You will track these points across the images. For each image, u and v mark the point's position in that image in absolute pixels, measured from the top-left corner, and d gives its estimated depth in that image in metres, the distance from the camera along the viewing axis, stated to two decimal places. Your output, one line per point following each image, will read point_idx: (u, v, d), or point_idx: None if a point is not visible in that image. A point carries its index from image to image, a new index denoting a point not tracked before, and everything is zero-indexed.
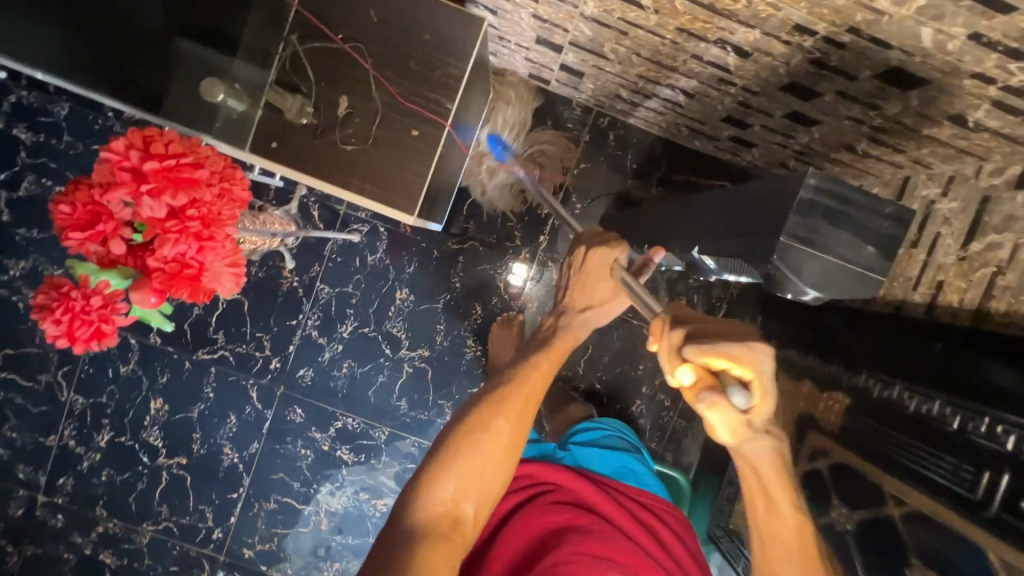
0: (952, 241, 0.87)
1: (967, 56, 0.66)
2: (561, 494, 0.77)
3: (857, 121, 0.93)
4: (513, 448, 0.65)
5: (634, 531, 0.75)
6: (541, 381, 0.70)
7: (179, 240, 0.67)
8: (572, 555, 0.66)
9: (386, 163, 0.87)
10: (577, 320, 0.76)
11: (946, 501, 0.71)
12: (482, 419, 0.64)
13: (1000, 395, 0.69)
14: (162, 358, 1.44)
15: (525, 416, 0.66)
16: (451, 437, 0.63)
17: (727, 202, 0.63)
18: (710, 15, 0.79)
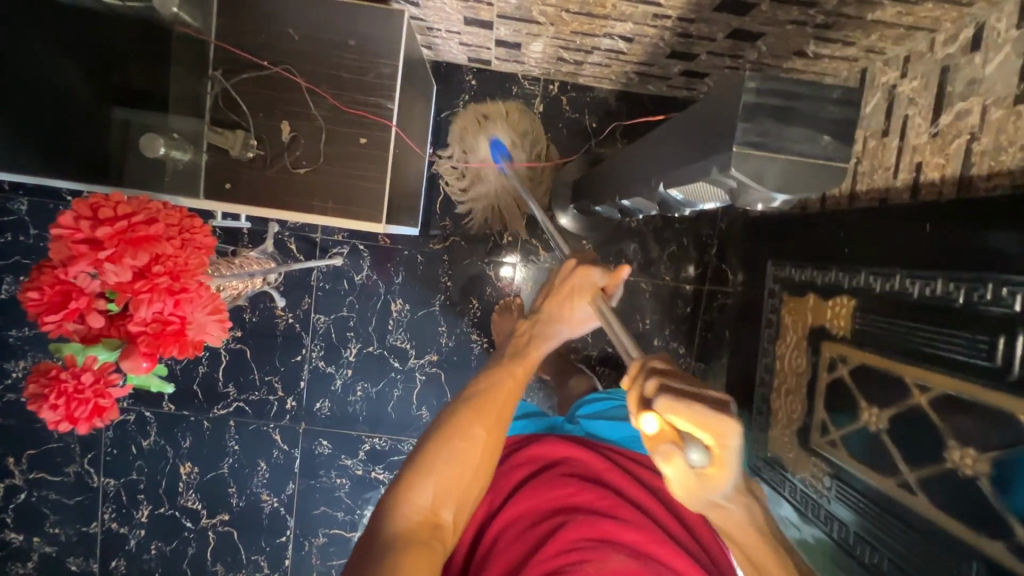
0: (922, 120, 0.88)
1: None
2: (566, 470, 0.72)
3: (800, 23, 0.91)
4: (490, 453, 0.64)
5: (644, 503, 0.70)
6: (514, 392, 0.67)
7: (153, 299, 0.67)
8: (579, 539, 0.60)
9: (343, 177, 0.86)
10: (544, 332, 0.70)
11: (968, 375, 0.70)
12: (461, 423, 0.63)
13: (1000, 258, 0.68)
14: (181, 423, 1.45)
15: (503, 425, 0.65)
16: (430, 444, 0.62)
17: (679, 127, 0.62)
18: None
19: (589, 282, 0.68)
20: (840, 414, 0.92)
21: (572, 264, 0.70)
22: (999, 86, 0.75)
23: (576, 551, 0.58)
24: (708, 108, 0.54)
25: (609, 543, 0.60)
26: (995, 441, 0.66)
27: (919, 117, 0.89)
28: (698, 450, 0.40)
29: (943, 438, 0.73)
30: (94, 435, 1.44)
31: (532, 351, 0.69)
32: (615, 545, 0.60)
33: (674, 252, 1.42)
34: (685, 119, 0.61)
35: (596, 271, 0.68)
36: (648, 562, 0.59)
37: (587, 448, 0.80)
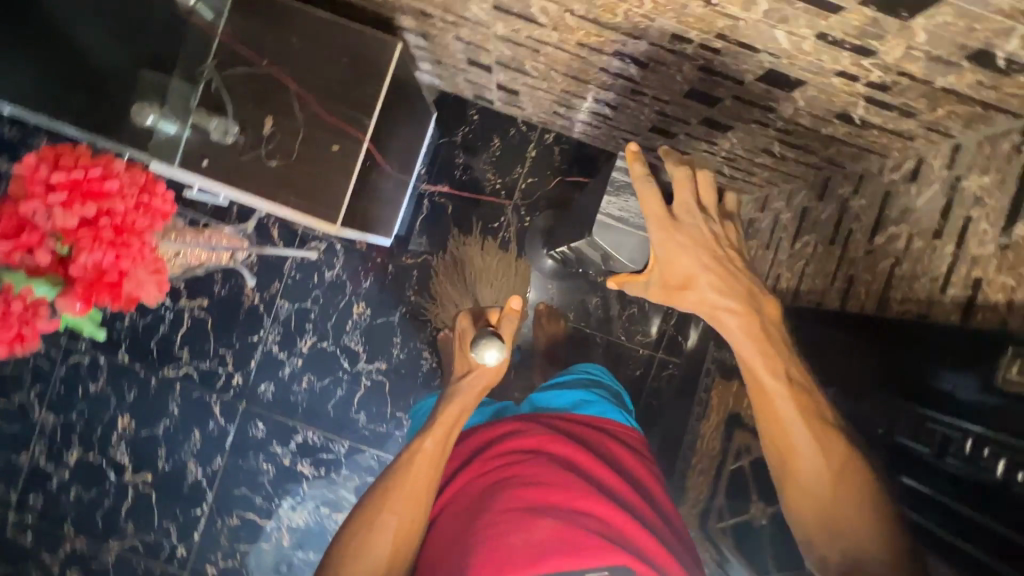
0: (862, 237, 0.92)
1: (824, 55, 0.70)
2: (501, 447, 0.79)
3: (762, 124, 0.97)
4: (404, 536, 0.74)
5: (586, 468, 0.75)
6: (427, 469, 0.78)
7: (94, 249, 0.73)
8: (504, 514, 0.68)
9: (311, 177, 0.93)
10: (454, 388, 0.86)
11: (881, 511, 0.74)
12: (372, 516, 0.74)
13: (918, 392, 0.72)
14: (130, 376, 1.49)
15: (415, 507, 0.76)
16: (349, 537, 0.74)
17: (604, 221, 0.99)
18: (600, 29, 0.84)
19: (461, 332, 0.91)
20: (734, 503, 0.93)
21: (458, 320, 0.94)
22: (924, 220, 0.79)
23: (501, 524, 0.66)
24: (620, 214, 0.99)
25: (538, 510, 0.67)
26: None
27: (859, 233, 0.93)
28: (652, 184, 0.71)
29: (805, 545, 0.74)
30: (47, 369, 1.49)
31: (437, 422, 0.81)
32: (537, 511, 0.67)
33: (633, 314, 1.46)
34: (605, 217, 0.98)
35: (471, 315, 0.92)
36: (573, 521, 0.66)
37: (527, 422, 0.85)
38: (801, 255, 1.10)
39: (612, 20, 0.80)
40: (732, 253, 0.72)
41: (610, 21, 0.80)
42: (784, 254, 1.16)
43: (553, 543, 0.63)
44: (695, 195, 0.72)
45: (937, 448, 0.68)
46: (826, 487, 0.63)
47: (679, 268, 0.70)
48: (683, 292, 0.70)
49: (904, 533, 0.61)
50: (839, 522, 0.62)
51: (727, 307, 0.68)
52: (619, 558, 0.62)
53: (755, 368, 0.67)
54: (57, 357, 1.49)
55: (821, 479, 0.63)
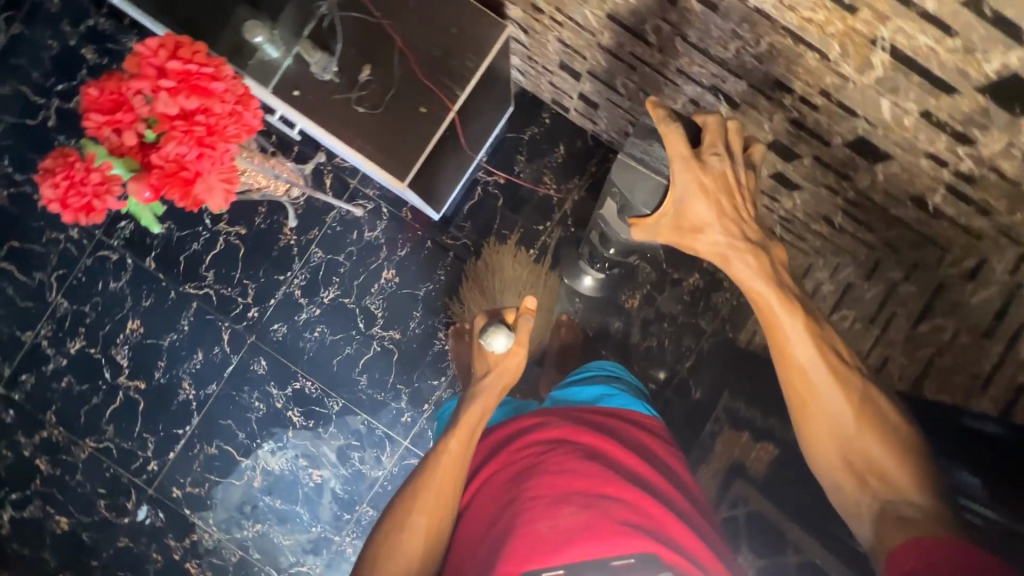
0: (904, 320, 0.98)
1: (921, 134, 0.72)
2: (529, 438, 0.83)
3: (831, 191, 0.98)
4: (433, 535, 0.76)
5: (608, 453, 0.79)
6: (452, 466, 0.80)
7: (183, 141, 0.75)
8: (531, 501, 0.72)
9: (393, 132, 0.95)
10: (477, 384, 0.92)
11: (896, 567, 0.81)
12: (402, 518, 0.76)
13: None
14: (151, 283, 1.51)
15: (443, 504, 0.78)
16: (379, 542, 0.75)
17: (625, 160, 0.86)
18: (704, 60, 0.86)
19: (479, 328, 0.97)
20: None
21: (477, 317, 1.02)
22: None
23: (530, 513, 0.71)
24: (640, 153, 0.86)
25: (564, 498, 0.71)
26: None
27: None
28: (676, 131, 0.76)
29: None
30: (75, 256, 1.51)
31: (462, 421, 0.85)
32: (564, 500, 0.71)
33: (651, 347, 1.46)
34: (626, 154, 0.86)
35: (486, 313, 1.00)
36: (599, 506, 0.70)
37: (553, 412, 0.88)
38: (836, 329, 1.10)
39: (721, 53, 0.82)
40: (747, 202, 0.77)
41: (719, 54, 0.83)
42: None
43: (579, 534, 0.68)
44: (724, 139, 0.76)
45: None
46: (845, 417, 0.69)
47: (692, 209, 0.76)
48: (695, 236, 0.78)
49: (923, 459, 0.67)
50: (861, 448, 0.68)
51: (738, 252, 0.75)
52: (646, 549, 0.67)
53: (773, 309, 0.73)
54: (86, 247, 1.51)
55: (839, 413, 0.69)
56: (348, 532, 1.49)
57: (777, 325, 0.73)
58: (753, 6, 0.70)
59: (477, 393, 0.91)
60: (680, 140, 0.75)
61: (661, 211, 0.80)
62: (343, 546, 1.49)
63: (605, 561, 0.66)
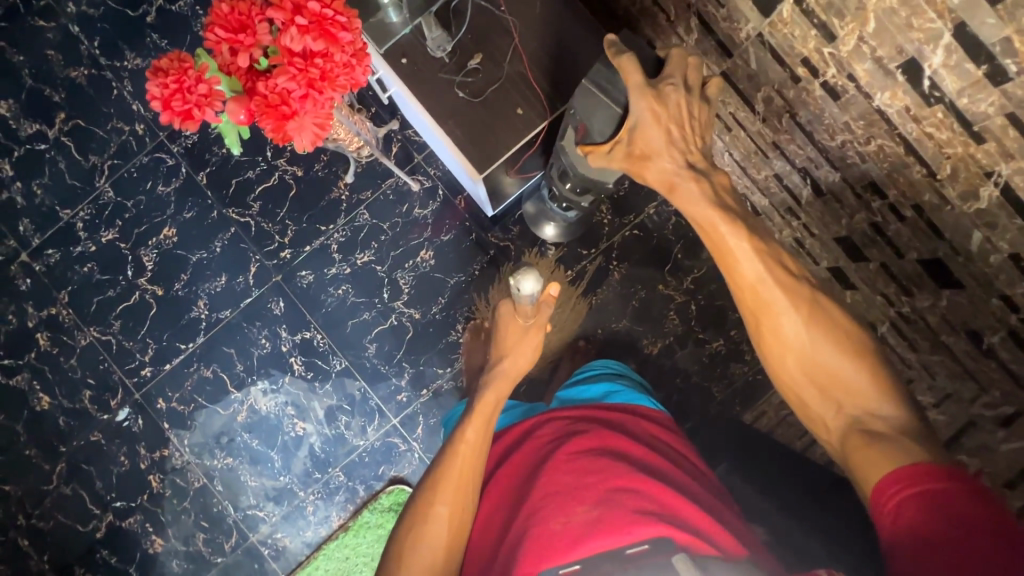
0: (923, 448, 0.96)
1: (1002, 274, 0.73)
2: (541, 438, 0.94)
3: (886, 300, 0.97)
4: (457, 518, 0.85)
5: (617, 448, 0.88)
6: (469, 448, 0.90)
7: (294, 78, 0.76)
8: (544, 499, 0.82)
9: (484, 123, 0.96)
10: (495, 372, 1.06)
11: None
12: (429, 504, 0.85)
13: None
14: (197, 197, 1.52)
15: (465, 488, 0.87)
16: (408, 528, 0.84)
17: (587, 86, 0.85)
18: (806, 142, 0.88)
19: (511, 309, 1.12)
20: None
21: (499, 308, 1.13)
22: None
23: (545, 509, 0.81)
24: (606, 83, 0.84)
25: (575, 495, 0.81)
26: None
27: None
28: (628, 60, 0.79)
29: None
30: (133, 151, 1.53)
31: (478, 409, 0.97)
32: (576, 497, 0.81)
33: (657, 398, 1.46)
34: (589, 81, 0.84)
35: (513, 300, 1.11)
36: (610, 499, 0.79)
37: (560, 416, 0.98)
38: None
39: (827, 142, 0.85)
40: (695, 131, 0.82)
41: (824, 142, 0.86)
42: None
43: (591, 529, 0.77)
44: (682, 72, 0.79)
45: None
46: (807, 335, 0.76)
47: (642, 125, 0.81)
48: (645, 164, 0.82)
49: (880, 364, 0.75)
50: (818, 360, 0.76)
51: (684, 179, 0.80)
52: (656, 533, 0.74)
53: (719, 225, 0.79)
54: (146, 145, 1.53)
55: (791, 337, 0.77)
56: (314, 491, 1.49)
57: (724, 246, 0.79)
58: (875, 107, 0.74)
59: (490, 382, 1.04)
60: (634, 68, 0.78)
61: (615, 140, 0.83)
62: (304, 503, 1.49)
63: (618, 551, 0.74)
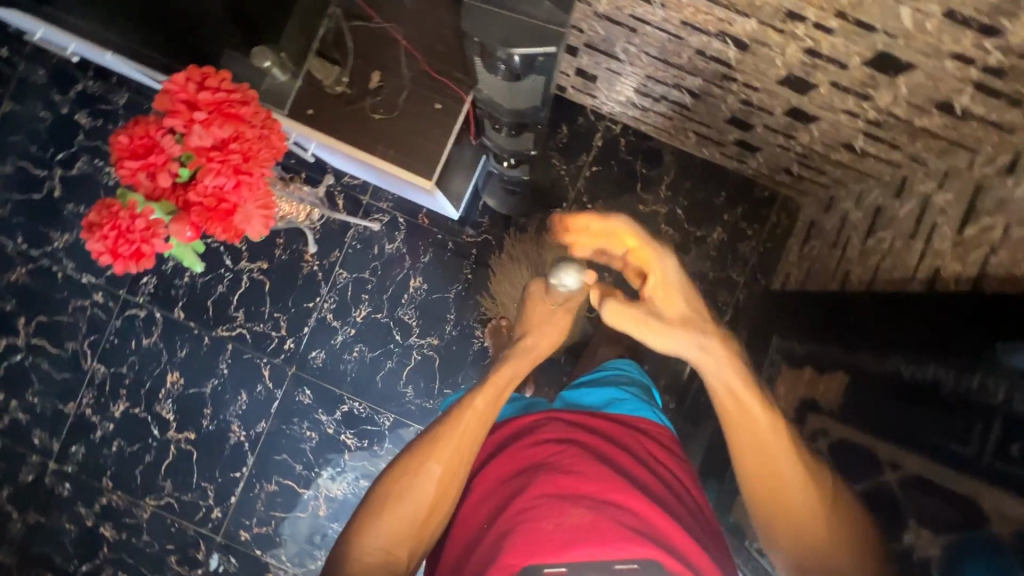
0: (947, 227, 0.95)
1: (946, 35, 0.73)
2: (540, 438, 0.88)
3: (851, 114, 0.99)
4: (443, 487, 0.79)
5: (614, 459, 0.84)
6: (473, 420, 0.83)
7: (220, 172, 0.75)
8: (539, 497, 0.76)
9: (411, 132, 0.95)
10: (519, 344, 0.99)
11: (934, 459, 0.70)
12: (418, 466, 0.79)
13: (969, 348, 0.72)
14: (183, 333, 1.50)
15: (457, 461, 0.80)
16: (387, 488, 0.79)
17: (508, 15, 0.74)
18: (710, 7, 0.86)
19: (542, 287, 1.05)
20: None
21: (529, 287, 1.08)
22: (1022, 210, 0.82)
23: (534, 509, 0.75)
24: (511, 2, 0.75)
25: (569, 497, 0.75)
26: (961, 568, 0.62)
27: (946, 226, 0.96)
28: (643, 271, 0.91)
29: (903, 518, 0.71)
30: (103, 320, 1.51)
31: (491, 381, 0.88)
32: (571, 501, 0.75)
33: None
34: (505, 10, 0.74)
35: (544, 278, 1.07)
36: (605, 509, 0.74)
37: (553, 417, 0.94)
38: (875, 251, 1.11)
39: None
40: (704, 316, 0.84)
41: None
42: (855, 251, 1.18)
43: (582, 536, 0.71)
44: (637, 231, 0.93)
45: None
46: (773, 407, 0.74)
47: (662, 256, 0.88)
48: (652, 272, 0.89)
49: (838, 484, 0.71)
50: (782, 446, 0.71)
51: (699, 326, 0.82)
52: (646, 553, 0.70)
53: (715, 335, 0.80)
54: (114, 309, 1.51)
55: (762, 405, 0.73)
56: None
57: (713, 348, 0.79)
58: None
59: (511, 356, 0.97)
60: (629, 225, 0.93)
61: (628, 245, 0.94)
62: None
63: (604, 566, 0.70)
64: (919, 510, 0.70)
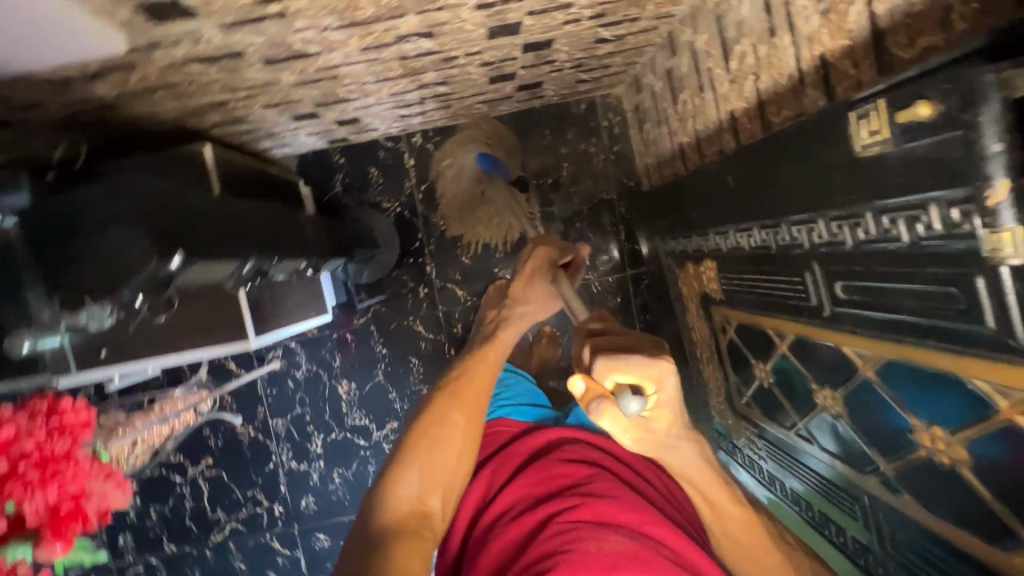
0: (720, 68, 0.90)
1: None
2: (563, 455, 0.81)
3: (575, 21, 0.92)
4: (467, 436, 0.78)
5: (645, 489, 0.78)
6: (487, 373, 0.85)
7: (38, 492, 0.68)
8: (573, 521, 0.67)
9: (203, 311, 0.96)
10: (516, 314, 0.93)
11: (795, 316, 0.69)
12: (440, 415, 0.78)
13: (767, 200, 0.68)
14: (187, 559, 1.50)
15: (475, 410, 0.80)
16: (414, 435, 0.76)
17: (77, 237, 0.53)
18: (365, 28, 0.80)
19: (548, 258, 0.93)
20: (742, 374, 0.91)
21: (531, 247, 0.97)
22: (755, 26, 0.77)
23: (569, 532, 0.65)
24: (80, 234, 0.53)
25: (607, 524, 0.66)
26: (869, 416, 0.60)
27: (717, 68, 0.91)
28: (630, 399, 0.52)
29: (809, 383, 0.70)
30: None
31: (499, 340, 0.90)
32: (606, 525, 0.66)
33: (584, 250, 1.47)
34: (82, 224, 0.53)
35: (559, 251, 0.94)
36: (646, 541, 0.65)
37: (577, 437, 0.88)
38: (687, 114, 1.07)
39: (365, 10, 0.75)
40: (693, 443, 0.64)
41: (364, 13, 0.75)
42: (675, 121, 1.13)
43: (626, 558, 0.62)
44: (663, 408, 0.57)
45: (848, 240, 0.55)
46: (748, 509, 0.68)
47: (662, 369, 0.54)
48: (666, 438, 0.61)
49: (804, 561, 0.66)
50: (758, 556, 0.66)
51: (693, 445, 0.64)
52: None
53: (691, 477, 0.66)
54: None
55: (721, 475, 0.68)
56: None
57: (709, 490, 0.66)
58: None
59: (509, 322, 0.93)
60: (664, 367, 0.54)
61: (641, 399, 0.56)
62: None
63: None
64: (814, 374, 0.69)
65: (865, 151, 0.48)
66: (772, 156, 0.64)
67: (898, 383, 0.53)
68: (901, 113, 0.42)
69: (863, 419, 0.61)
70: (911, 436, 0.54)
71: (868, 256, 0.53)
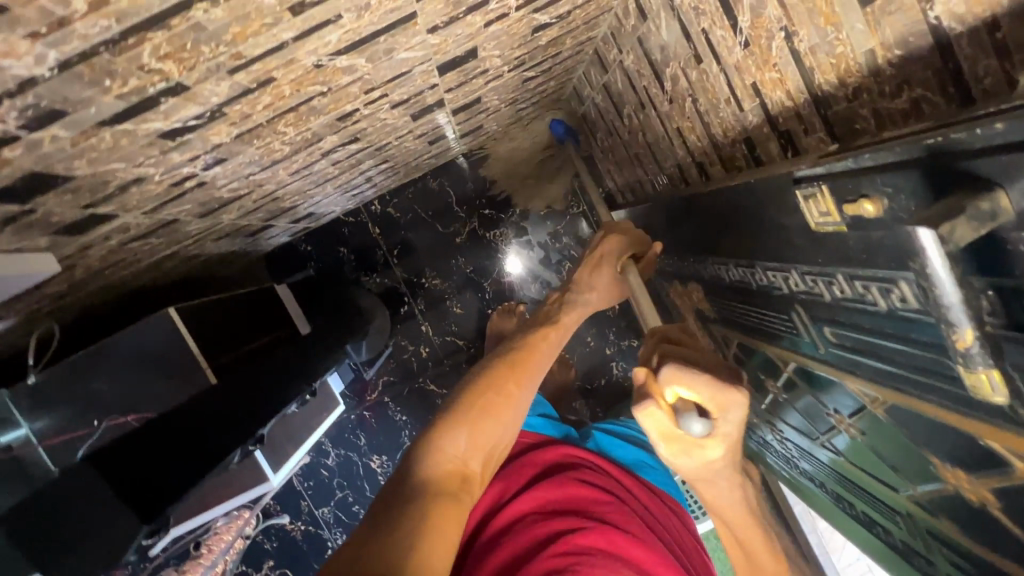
0: (655, 88, 0.86)
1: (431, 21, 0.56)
2: (578, 474, 0.70)
3: (496, 78, 0.88)
4: (524, 414, 0.57)
5: (653, 528, 0.68)
6: (550, 351, 0.63)
7: None
8: (590, 543, 0.56)
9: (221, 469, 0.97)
10: (577, 298, 0.70)
11: (790, 347, 0.68)
12: (494, 379, 0.56)
13: (737, 241, 0.66)
14: None
15: (534, 387, 0.58)
16: (462, 393, 0.55)
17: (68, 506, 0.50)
18: (288, 159, 0.77)
19: (621, 248, 0.75)
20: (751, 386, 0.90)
21: (599, 236, 0.78)
22: (679, 52, 0.73)
23: (582, 556, 0.54)
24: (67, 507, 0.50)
25: (616, 558, 0.56)
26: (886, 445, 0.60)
27: (652, 87, 0.87)
28: (693, 420, 0.49)
29: (819, 406, 0.70)
30: None
31: (567, 313, 0.68)
32: (618, 556, 0.56)
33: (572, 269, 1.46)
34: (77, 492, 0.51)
35: (625, 241, 0.76)
36: None
37: (596, 462, 0.76)
38: (635, 128, 1.03)
39: (281, 150, 0.72)
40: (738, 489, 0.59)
41: (280, 151, 0.72)
42: (625, 133, 1.09)
43: None
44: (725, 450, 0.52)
45: (824, 293, 0.53)
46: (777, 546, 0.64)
47: (734, 405, 0.49)
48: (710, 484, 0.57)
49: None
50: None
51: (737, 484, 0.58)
52: None
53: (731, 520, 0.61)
54: None
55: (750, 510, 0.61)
56: None
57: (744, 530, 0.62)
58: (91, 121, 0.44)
59: (579, 293, 0.71)
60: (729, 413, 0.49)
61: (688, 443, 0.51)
62: None
63: None
64: (822, 398, 0.68)
65: (819, 226, 0.47)
66: (735, 205, 0.64)
67: (908, 424, 0.53)
68: (846, 207, 0.41)
69: (885, 444, 0.60)
70: (935, 469, 0.54)
71: (848, 310, 0.51)
